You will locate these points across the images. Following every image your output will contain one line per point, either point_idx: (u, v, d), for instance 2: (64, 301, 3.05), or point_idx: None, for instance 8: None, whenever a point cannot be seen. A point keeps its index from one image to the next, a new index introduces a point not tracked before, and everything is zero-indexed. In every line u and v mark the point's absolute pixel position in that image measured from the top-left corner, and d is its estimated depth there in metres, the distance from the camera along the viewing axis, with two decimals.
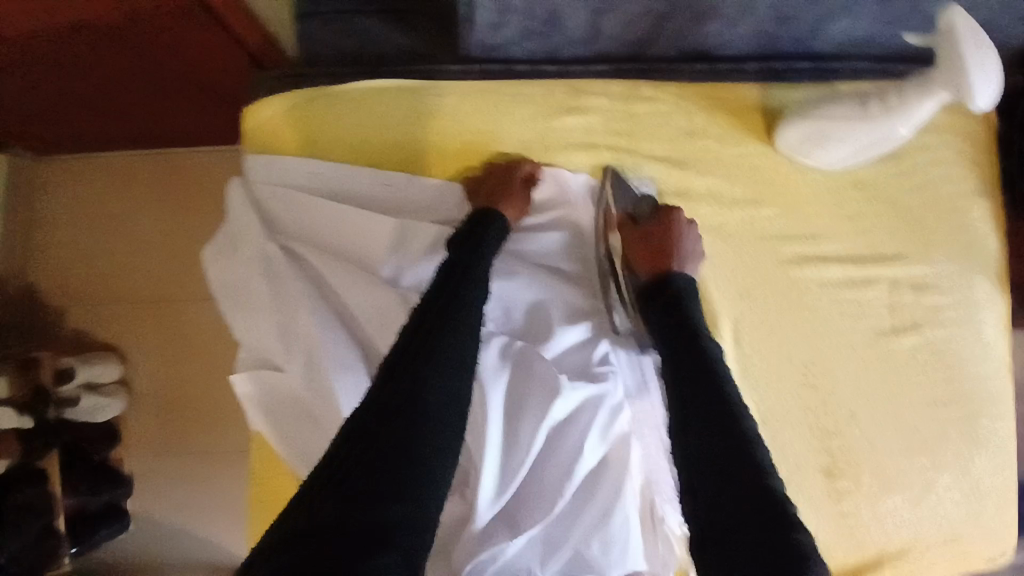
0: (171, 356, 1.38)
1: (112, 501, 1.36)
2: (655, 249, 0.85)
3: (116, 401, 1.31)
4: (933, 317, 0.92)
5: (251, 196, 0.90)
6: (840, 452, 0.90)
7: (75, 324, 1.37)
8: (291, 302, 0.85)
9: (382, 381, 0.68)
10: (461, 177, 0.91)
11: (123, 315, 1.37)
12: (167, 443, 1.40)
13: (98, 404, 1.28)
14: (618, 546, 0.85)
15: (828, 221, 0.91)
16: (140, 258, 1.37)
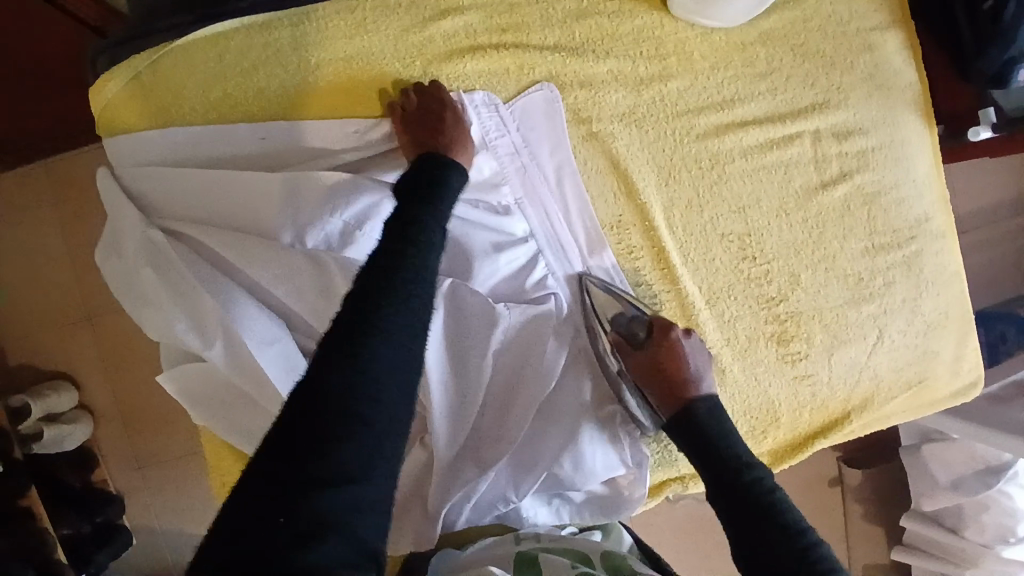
0: (118, 368, 1.34)
1: (107, 522, 1.33)
2: (672, 384, 0.80)
3: (81, 427, 1.30)
4: (859, 162, 0.89)
5: (118, 182, 0.80)
6: (791, 317, 0.88)
7: (14, 360, 1.31)
8: (190, 288, 0.77)
9: (327, 349, 0.54)
10: (345, 111, 0.80)
11: (57, 338, 1.32)
12: (137, 454, 1.36)
13: (62, 434, 1.27)
14: (591, 459, 0.82)
15: (740, 83, 0.85)
16: (54, 275, 1.30)
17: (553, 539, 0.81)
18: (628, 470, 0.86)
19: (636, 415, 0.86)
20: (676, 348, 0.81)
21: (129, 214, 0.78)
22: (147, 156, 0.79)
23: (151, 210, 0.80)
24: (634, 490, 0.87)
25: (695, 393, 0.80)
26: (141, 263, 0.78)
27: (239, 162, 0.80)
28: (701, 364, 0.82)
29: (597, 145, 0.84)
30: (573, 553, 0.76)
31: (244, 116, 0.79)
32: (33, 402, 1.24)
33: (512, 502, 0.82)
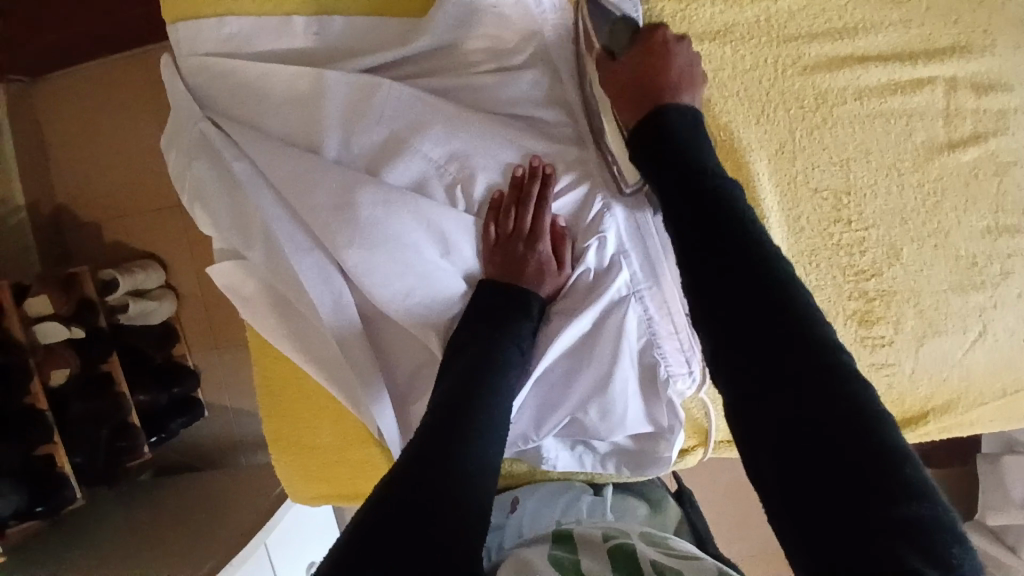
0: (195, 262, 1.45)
1: (182, 394, 1.46)
2: (652, 78, 0.70)
3: (164, 304, 1.42)
4: (1000, 122, 0.73)
5: (180, 72, 0.75)
6: (880, 296, 0.76)
7: (111, 238, 1.43)
8: (244, 189, 0.74)
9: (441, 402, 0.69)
10: (404, 12, 0.73)
11: (143, 228, 1.42)
12: (216, 342, 1.50)
13: (148, 308, 1.40)
14: (619, 410, 0.78)
15: (866, 10, 0.71)
16: (143, 165, 1.39)
17: (592, 520, 0.81)
18: (660, 429, 0.81)
19: (676, 373, 0.78)
20: (663, 49, 0.71)
21: (185, 105, 0.75)
22: (201, 45, 0.74)
23: (203, 102, 0.75)
24: (667, 450, 0.81)
25: (675, 94, 0.70)
26: (192, 156, 0.75)
27: (295, 61, 0.74)
28: (693, 62, 0.71)
29: None
30: (611, 527, 0.77)
31: (299, 8, 0.72)
32: (121, 277, 1.35)
33: (532, 441, 0.81)
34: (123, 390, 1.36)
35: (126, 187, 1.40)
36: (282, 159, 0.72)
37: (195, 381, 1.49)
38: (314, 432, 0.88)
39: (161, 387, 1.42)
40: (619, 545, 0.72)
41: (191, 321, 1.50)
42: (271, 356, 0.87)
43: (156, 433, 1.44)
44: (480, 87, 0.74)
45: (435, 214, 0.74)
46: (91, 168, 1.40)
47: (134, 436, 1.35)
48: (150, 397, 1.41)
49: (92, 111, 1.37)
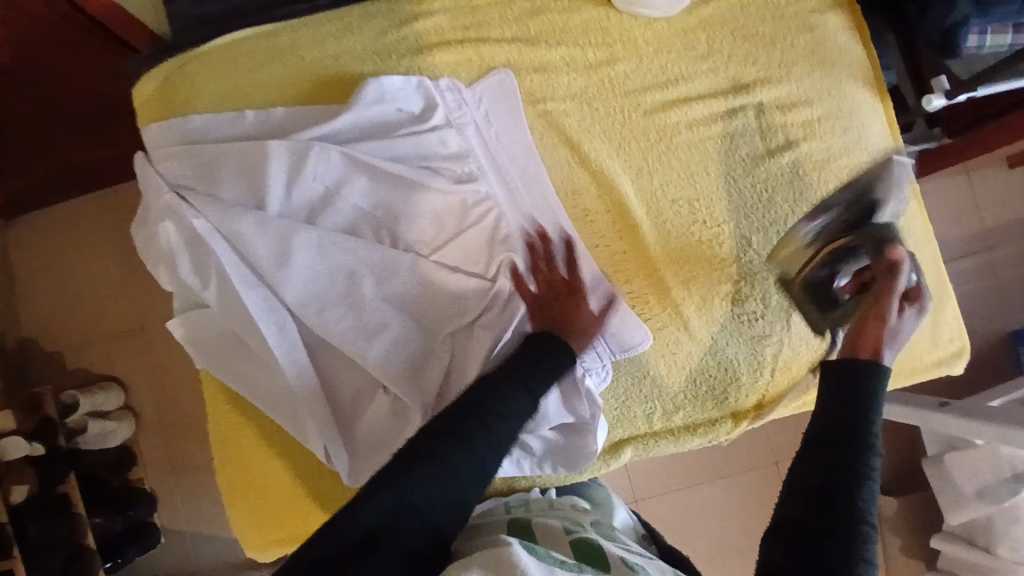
0: (159, 380, 1.70)
1: (136, 520, 1.62)
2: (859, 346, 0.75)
3: (122, 426, 1.63)
4: (808, 131, 0.93)
5: (150, 162, 0.93)
6: (745, 278, 0.91)
7: (70, 365, 1.69)
8: (199, 243, 0.87)
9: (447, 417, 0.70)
10: (330, 99, 0.94)
11: (121, 352, 1.70)
12: (169, 456, 1.70)
13: (107, 429, 1.60)
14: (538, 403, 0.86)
15: (683, 63, 0.93)
16: (124, 295, 1.70)
17: (542, 509, 0.88)
18: (582, 422, 0.88)
19: (592, 367, 0.88)
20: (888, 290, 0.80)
21: (150, 184, 0.91)
22: (171, 140, 0.93)
23: (167, 180, 0.91)
24: (591, 443, 0.88)
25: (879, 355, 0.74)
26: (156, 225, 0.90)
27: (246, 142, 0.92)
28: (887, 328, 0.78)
29: (550, 121, 0.93)
30: (567, 520, 0.83)
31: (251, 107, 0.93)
32: (81, 397, 1.56)
33: None
34: (80, 512, 1.48)
35: (102, 317, 1.70)
36: (232, 215, 0.87)
37: (148, 507, 1.63)
38: (265, 474, 0.92)
39: (114, 513, 1.58)
40: (582, 537, 0.76)
41: (148, 440, 1.70)
42: (222, 403, 0.93)
43: (112, 558, 1.59)
44: (394, 146, 0.91)
45: (366, 250, 0.88)
46: (88, 297, 1.70)
47: (88, 560, 1.46)
48: (107, 520, 1.58)
49: (98, 247, 1.70)
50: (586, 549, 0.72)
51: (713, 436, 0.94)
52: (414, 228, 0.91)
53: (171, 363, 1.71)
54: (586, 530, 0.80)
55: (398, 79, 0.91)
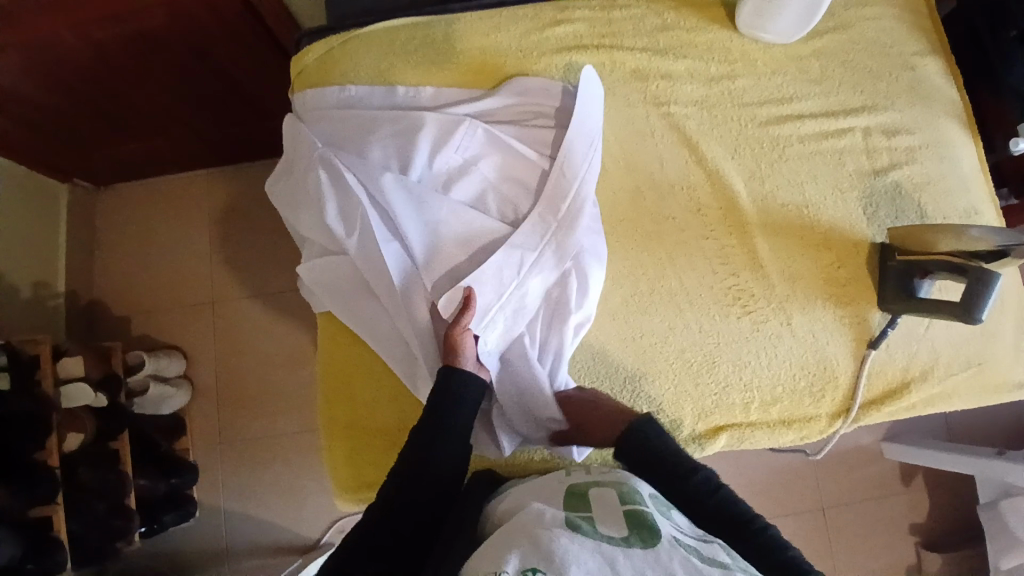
0: (224, 353, 1.75)
1: (177, 487, 1.63)
2: None
3: (179, 393, 1.67)
4: (909, 156, 1.01)
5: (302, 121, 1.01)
6: (849, 281, 0.96)
7: (138, 331, 1.76)
8: (346, 193, 0.93)
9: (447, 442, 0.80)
10: (474, 84, 1.03)
11: (190, 321, 1.76)
12: (222, 430, 1.74)
13: (165, 393, 1.63)
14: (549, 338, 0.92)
15: (797, 85, 1.03)
16: (204, 267, 1.78)
17: (602, 473, 0.87)
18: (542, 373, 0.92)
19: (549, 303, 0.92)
20: None
21: (304, 136, 0.98)
22: (325, 103, 1.02)
23: (319, 136, 1.00)
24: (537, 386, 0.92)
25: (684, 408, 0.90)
26: (303, 174, 0.97)
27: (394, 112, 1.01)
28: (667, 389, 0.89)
29: (671, 122, 1.02)
30: (624, 486, 0.82)
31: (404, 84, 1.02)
32: (149, 359, 1.62)
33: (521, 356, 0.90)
34: (126, 471, 1.50)
35: (181, 287, 1.78)
36: (381, 172, 0.94)
37: (191, 476, 1.66)
38: (369, 414, 0.96)
39: (161, 476, 1.59)
40: (640, 512, 0.74)
41: (203, 411, 1.74)
42: (338, 342, 0.98)
43: (148, 523, 1.59)
44: (529, 133, 0.99)
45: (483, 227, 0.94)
46: (169, 265, 1.79)
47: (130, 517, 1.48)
48: (151, 482, 1.58)
49: (187, 218, 1.80)
50: (641, 525, 0.71)
51: (805, 432, 0.95)
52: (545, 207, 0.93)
53: (237, 337, 1.76)
54: (644, 503, 0.78)
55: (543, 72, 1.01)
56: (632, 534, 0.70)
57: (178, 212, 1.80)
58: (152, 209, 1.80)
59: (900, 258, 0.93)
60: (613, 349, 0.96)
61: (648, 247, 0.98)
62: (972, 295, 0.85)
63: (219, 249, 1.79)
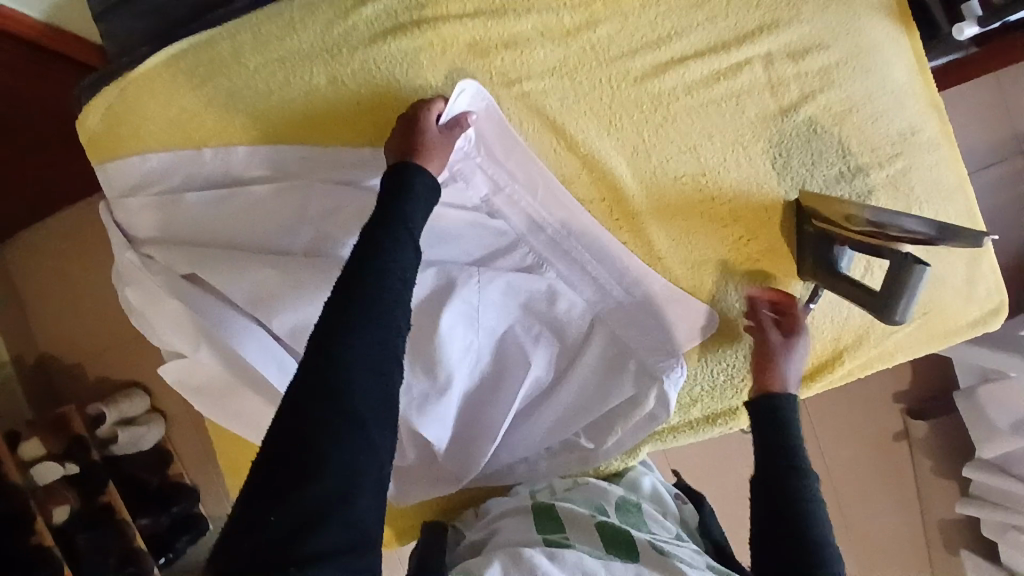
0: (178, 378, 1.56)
1: (182, 513, 1.53)
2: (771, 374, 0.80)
3: (152, 427, 1.50)
4: (824, 80, 0.82)
5: (111, 212, 0.88)
6: (764, 254, 0.83)
7: (97, 375, 1.53)
8: (167, 298, 0.81)
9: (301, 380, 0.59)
10: (287, 112, 0.84)
11: (126, 352, 1.53)
12: (206, 449, 1.58)
13: (136, 434, 1.48)
14: (492, 417, 0.82)
15: (678, 15, 0.81)
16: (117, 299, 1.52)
17: (565, 484, 0.83)
18: (484, 431, 0.82)
19: (500, 373, 0.83)
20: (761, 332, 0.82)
21: (117, 239, 0.86)
22: (124, 186, 0.86)
23: (130, 234, 0.86)
24: (486, 446, 0.82)
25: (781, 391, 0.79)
26: (123, 286, 0.85)
27: (206, 182, 0.85)
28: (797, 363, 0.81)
29: (529, 104, 0.83)
30: (591, 503, 0.79)
31: (209, 140, 0.85)
32: (107, 409, 1.46)
33: (476, 410, 0.83)
34: (127, 517, 1.40)
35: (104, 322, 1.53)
36: (205, 264, 0.81)
37: (189, 500, 1.53)
38: None
39: (160, 509, 1.50)
40: (610, 527, 0.73)
41: (185, 439, 1.58)
42: (230, 437, 0.93)
43: (163, 554, 1.52)
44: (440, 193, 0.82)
45: (416, 284, 0.78)
46: (75, 305, 1.52)
47: (143, 560, 1.40)
48: (153, 518, 1.50)
49: (69, 250, 1.50)
50: (619, 543, 0.70)
51: (733, 424, 0.88)
52: (467, 254, 0.82)
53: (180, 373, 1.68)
54: (611, 512, 0.77)
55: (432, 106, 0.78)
56: (618, 557, 0.68)
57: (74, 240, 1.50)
58: (37, 249, 1.51)
59: (813, 224, 0.80)
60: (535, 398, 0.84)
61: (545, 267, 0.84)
62: (893, 287, 0.70)
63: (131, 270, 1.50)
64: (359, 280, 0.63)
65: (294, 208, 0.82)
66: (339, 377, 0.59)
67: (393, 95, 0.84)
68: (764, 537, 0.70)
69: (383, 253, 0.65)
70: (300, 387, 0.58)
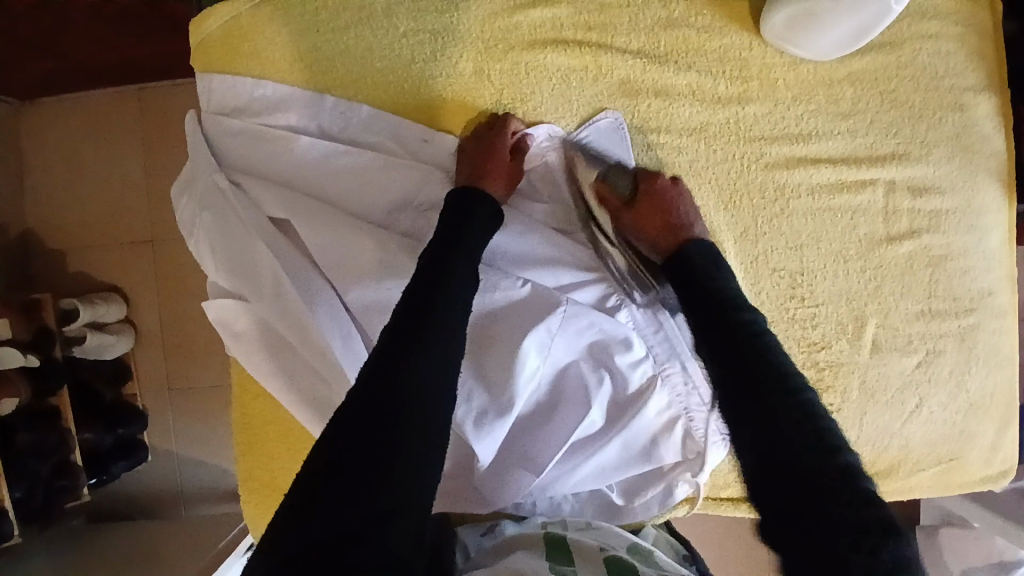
0: (169, 297, 1.38)
1: (127, 437, 1.36)
2: (663, 221, 0.80)
3: (122, 339, 1.34)
4: (932, 222, 0.86)
5: (201, 126, 0.82)
6: (830, 366, 0.86)
7: (75, 269, 1.36)
8: (245, 238, 0.78)
9: (368, 387, 0.61)
10: (424, 87, 0.81)
11: (120, 256, 1.36)
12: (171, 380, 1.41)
13: (105, 342, 1.30)
14: (537, 449, 0.81)
15: (822, 118, 0.83)
16: (126, 198, 1.34)
17: (579, 524, 0.80)
18: (526, 459, 0.81)
19: (559, 412, 0.81)
20: (663, 191, 0.81)
21: (203, 157, 0.80)
22: (226, 105, 0.81)
23: (222, 157, 0.82)
24: (522, 475, 0.81)
25: (689, 233, 0.80)
26: (196, 207, 0.79)
27: (318, 132, 0.81)
28: (692, 208, 0.82)
29: (661, 156, 0.83)
30: (602, 540, 0.76)
31: (334, 86, 0.80)
32: (83, 308, 1.27)
33: (524, 439, 0.81)
34: (71, 426, 1.27)
35: (103, 218, 1.35)
36: (299, 213, 0.78)
37: (140, 423, 1.38)
38: (288, 472, 0.88)
39: (107, 427, 1.33)
40: (620, 560, 0.69)
41: (148, 360, 1.41)
42: (253, 388, 0.87)
43: (96, 475, 1.33)
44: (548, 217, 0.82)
45: (506, 296, 0.78)
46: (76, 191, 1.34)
47: (75, 475, 1.27)
48: (97, 435, 1.32)
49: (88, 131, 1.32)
50: None
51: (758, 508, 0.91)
52: (556, 282, 0.81)
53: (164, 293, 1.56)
54: (622, 550, 0.73)
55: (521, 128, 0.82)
56: None
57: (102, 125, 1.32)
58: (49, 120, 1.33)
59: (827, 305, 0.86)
60: (580, 442, 0.83)
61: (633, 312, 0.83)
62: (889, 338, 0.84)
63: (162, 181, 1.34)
64: (418, 317, 0.65)
65: (405, 186, 0.81)
66: (396, 405, 0.60)
67: (533, 105, 0.82)
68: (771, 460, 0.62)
69: (452, 281, 0.68)
70: (354, 409, 0.60)
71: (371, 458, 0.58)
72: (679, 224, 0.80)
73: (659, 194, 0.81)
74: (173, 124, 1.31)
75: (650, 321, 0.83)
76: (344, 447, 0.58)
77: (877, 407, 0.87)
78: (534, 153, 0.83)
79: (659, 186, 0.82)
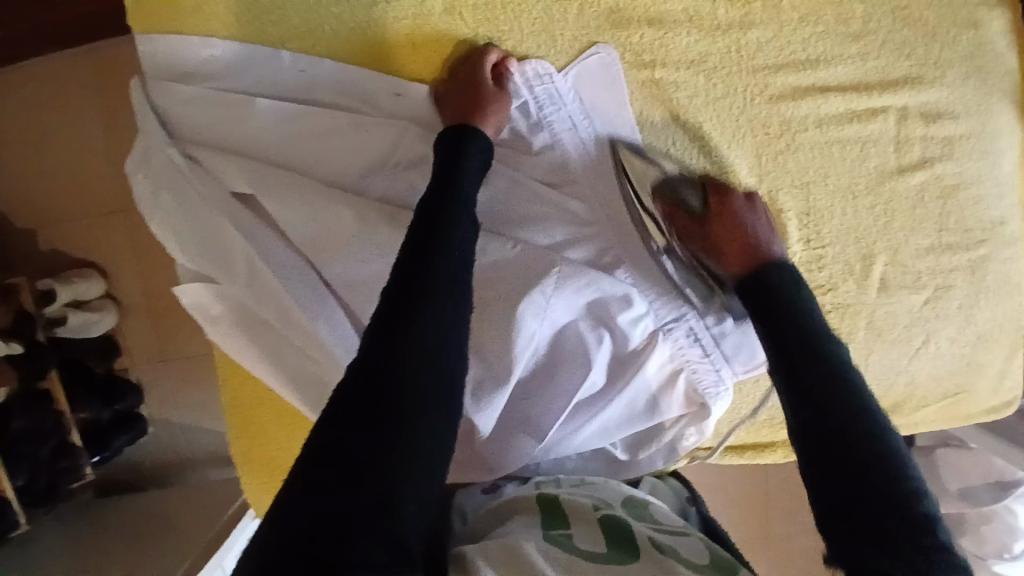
0: (146, 264, 1.28)
1: (125, 412, 1.33)
2: (738, 248, 0.77)
3: (106, 316, 1.26)
4: (945, 150, 0.81)
5: (147, 95, 0.73)
6: (836, 309, 0.83)
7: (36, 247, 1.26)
8: (209, 217, 0.72)
9: (366, 359, 0.55)
10: (391, 32, 0.72)
11: (82, 231, 1.25)
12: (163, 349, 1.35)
13: (88, 321, 1.24)
14: (539, 414, 0.79)
15: (832, 41, 0.76)
16: (79, 168, 1.22)
17: (573, 485, 0.77)
18: (530, 423, 0.79)
19: (563, 373, 0.78)
20: (732, 212, 0.77)
21: (149, 130, 0.72)
22: (168, 69, 0.72)
23: (172, 130, 0.74)
24: (526, 440, 0.79)
25: (768, 258, 0.76)
26: (149, 184, 0.72)
27: (276, 91, 0.73)
28: (771, 232, 0.77)
29: (658, 94, 0.76)
30: (595, 498, 0.72)
31: (287, 38, 0.71)
32: (60, 288, 1.20)
33: (526, 405, 0.79)
34: (66, 408, 1.24)
35: (57, 192, 1.23)
36: (266, 183, 0.71)
37: (137, 398, 1.33)
38: (286, 452, 0.87)
39: (104, 404, 1.29)
40: (614, 519, 0.65)
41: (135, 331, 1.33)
42: (239, 369, 0.84)
43: (99, 452, 1.31)
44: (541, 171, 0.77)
45: (498, 257, 0.74)
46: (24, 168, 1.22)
47: (76, 455, 1.26)
48: (93, 414, 1.28)
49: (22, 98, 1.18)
50: (615, 535, 0.62)
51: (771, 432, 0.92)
52: (549, 240, 0.77)
53: None
54: (614, 508, 0.70)
55: (501, 63, 0.73)
56: (614, 548, 0.59)
57: (36, 84, 1.17)
58: None
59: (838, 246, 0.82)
60: (583, 401, 0.80)
61: (635, 266, 0.79)
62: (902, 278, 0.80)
63: (119, 144, 1.21)
64: (414, 278, 0.58)
65: (377, 147, 0.73)
66: (395, 377, 0.53)
67: (512, 43, 0.74)
68: (826, 455, 0.62)
69: (450, 234, 0.61)
70: (353, 385, 0.53)
71: (365, 437, 0.51)
72: (758, 252, 0.77)
73: (726, 208, 0.77)
74: (113, 84, 1.17)
75: (655, 275, 0.80)
76: (337, 426, 0.52)
77: (885, 346, 0.85)
78: (518, 84, 0.74)
79: (731, 203, 0.77)
